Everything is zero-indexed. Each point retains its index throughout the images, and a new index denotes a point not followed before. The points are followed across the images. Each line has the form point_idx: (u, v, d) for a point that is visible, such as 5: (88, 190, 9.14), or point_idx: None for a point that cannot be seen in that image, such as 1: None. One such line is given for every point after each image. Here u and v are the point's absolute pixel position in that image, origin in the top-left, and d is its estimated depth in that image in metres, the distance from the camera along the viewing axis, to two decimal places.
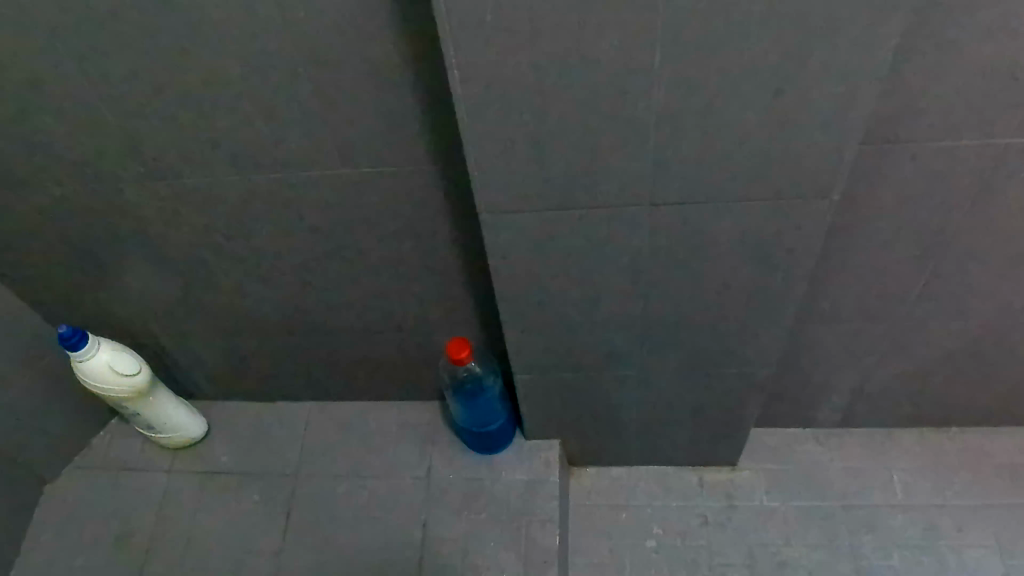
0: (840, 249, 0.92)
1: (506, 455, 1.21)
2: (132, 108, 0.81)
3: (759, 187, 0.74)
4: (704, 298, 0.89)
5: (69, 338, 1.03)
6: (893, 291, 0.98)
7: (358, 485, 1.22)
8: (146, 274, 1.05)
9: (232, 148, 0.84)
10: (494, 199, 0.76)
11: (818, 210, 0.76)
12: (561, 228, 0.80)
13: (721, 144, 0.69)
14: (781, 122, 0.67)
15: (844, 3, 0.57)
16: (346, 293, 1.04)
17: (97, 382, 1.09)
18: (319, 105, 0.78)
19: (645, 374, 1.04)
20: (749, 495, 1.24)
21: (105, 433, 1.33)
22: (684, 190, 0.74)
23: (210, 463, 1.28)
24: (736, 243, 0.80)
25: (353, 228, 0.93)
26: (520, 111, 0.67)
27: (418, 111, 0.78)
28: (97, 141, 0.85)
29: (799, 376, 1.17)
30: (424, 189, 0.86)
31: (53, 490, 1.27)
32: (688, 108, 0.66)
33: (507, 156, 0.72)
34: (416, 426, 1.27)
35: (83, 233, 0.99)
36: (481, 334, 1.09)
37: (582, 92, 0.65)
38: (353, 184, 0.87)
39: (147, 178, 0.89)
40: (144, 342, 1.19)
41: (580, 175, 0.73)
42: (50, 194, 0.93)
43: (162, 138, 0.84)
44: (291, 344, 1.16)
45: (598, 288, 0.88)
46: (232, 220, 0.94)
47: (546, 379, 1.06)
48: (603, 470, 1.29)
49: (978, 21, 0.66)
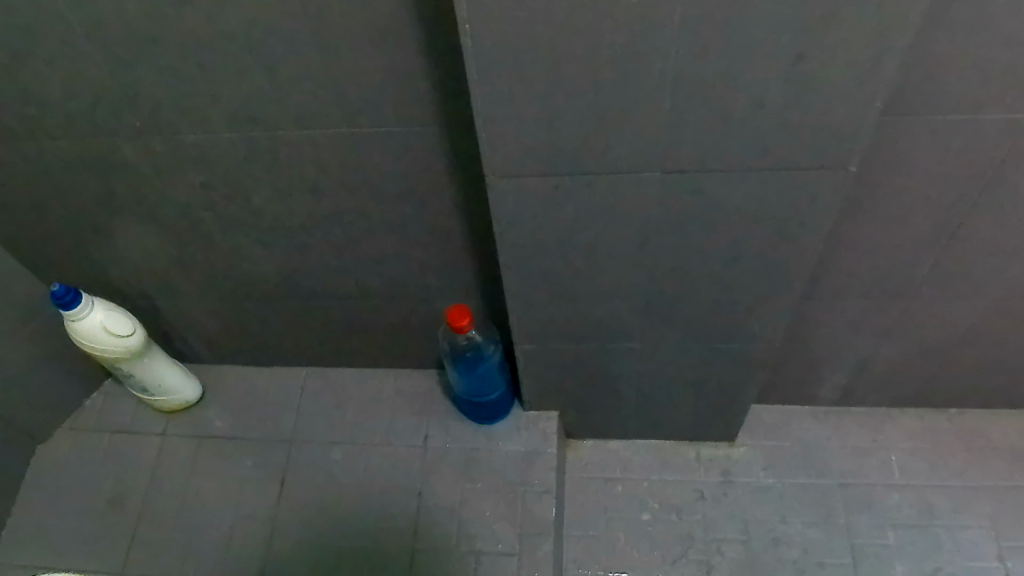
0: (854, 223, 0.91)
1: (503, 425, 1.19)
2: (127, 58, 0.77)
3: (776, 156, 0.72)
4: (714, 270, 0.87)
5: (62, 297, 1.00)
6: (902, 269, 0.97)
7: (354, 452, 1.21)
8: (142, 233, 1.02)
9: (232, 103, 0.81)
10: (504, 163, 0.74)
11: (836, 183, 0.74)
12: (571, 195, 0.78)
13: (740, 110, 0.67)
14: (803, 89, 0.64)
15: None
16: (345, 257, 1.02)
17: (90, 343, 1.06)
18: (323, 60, 0.75)
19: (648, 346, 1.03)
20: (746, 471, 1.24)
21: (98, 394, 1.31)
22: (701, 158, 0.72)
23: (205, 426, 1.26)
24: (752, 214, 0.79)
25: (355, 189, 0.90)
26: (536, 70, 0.64)
27: (426, 67, 0.74)
28: (91, 93, 0.82)
29: (801, 352, 1.16)
30: (430, 149, 0.84)
31: (44, 451, 1.25)
32: (707, 72, 0.63)
33: (521, 119, 0.69)
34: (413, 393, 1.25)
35: (77, 188, 0.95)
36: (481, 303, 1.07)
37: (597, 52, 0.63)
38: (356, 145, 0.84)
39: (144, 133, 0.86)
40: (138, 303, 1.16)
41: (594, 139, 0.71)
42: (42, 148, 0.90)
43: (159, 91, 0.80)
44: (288, 308, 1.14)
45: (605, 258, 0.86)
46: (230, 180, 0.91)
47: (546, 350, 1.05)
48: (600, 442, 1.29)
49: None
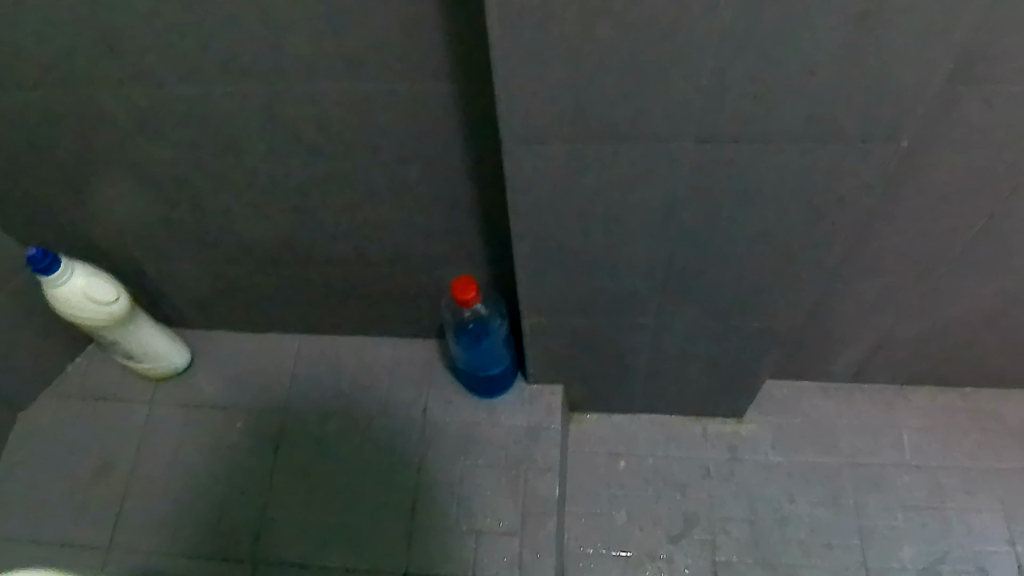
0: (888, 197, 0.85)
1: (506, 398, 1.15)
2: (105, 1, 0.69)
3: (822, 127, 0.65)
4: (740, 245, 0.82)
5: (40, 261, 0.93)
6: (934, 246, 0.92)
7: (350, 423, 1.16)
8: (125, 192, 0.95)
9: (223, 53, 0.73)
10: (522, 126, 0.68)
11: (882, 156, 0.68)
12: (594, 162, 0.72)
13: (789, 75, 0.60)
14: (861, 52, 0.58)
15: None
16: (344, 221, 0.95)
17: (70, 309, 1.00)
18: (325, 6, 0.67)
19: (662, 321, 0.98)
20: (754, 448, 1.21)
21: (81, 358, 1.25)
22: (739, 126, 0.66)
23: (194, 394, 1.21)
24: (787, 188, 0.73)
25: (356, 149, 0.83)
26: (565, 24, 0.58)
27: (439, 17, 0.67)
28: (66, 39, 0.74)
29: (818, 327, 1.12)
30: (440, 108, 0.77)
31: (26, 417, 1.20)
32: (757, 31, 0.57)
33: (545, 78, 0.63)
34: (412, 363, 1.20)
35: (53, 143, 0.88)
36: (488, 272, 1.02)
37: (636, 5, 0.56)
38: (359, 101, 0.77)
39: (126, 85, 0.79)
40: (122, 265, 1.09)
41: (624, 102, 0.64)
42: (14, 99, 0.82)
43: (141, 38, 0.73)
44: (282, 272, 1.08)
45: (626, 229, 0.81)
46: (221, 137, 0.84)
47: (555, 322, 1.00)
48: (604, 416, 1.24)
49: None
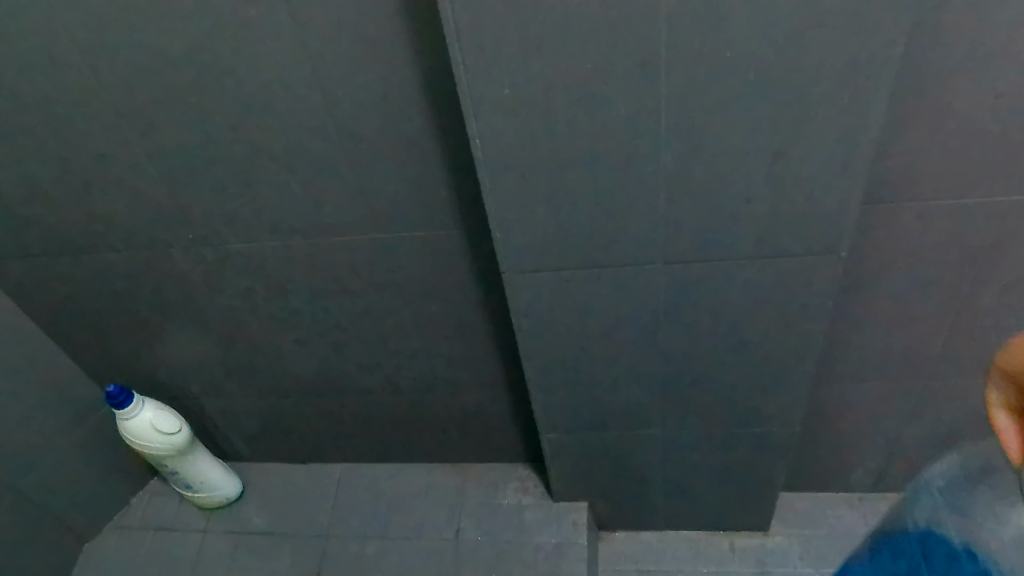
0: (858, 311, 0.92)
1: (546, 538, 1.19)
2: (182, 178, 0.86)
3: (767, 245, 0.76)
4: (722, 356, 0.90)
5: (116, 396, 1.07)
6: (917, 352, 0.96)
7: (386, 546, 1.23)
8: (189, 338, 1.08)
9: (274, 214, 0.88)
10: (519, 261, 0.81)
11: (830, 264, 0.77)
12: (584, 288, 0.83)
13: (726, 196, 0.72)
14: (783, 184, 0.70)
15: (828, 72, 0.61)
16: (378, 355, 1.07)
17: (140, 440, 1.13)
18: (355, 176, 0.83)
19: (671, 436, 1.04)
20: (782, 560, 1.19)
21: (144, 493, 1.35)
22: (702, 240, 0.76)
23: (244, 523, 1.29)
24: (749, 300, 0.82)
25: (384, 290, 0.97)
26: (542, 176, 0.72)
27: (446, 180, 0.82)
28: (151, 211, 0.90)
29: (828, 440, 1.13)
30: (453, 252, 0.90)
31: (91, 549, 1.29)
32: (690, 174, 0.70)
33: (533, 220, 0.76)
34: (444, 487, 1.28)
35: (132, 297, 1.03)
36: (508, 395, 1.12)
37: (584, 164, 0.70)
38: (386, 248, 0.91)
39: (195, 245, 0.94)
40: (185, 404, 1.22)
41: (600, 233, 0.77)
42: (105, 261, 0.98)
43: (209, 206, 0.89)
44: (323, 405, 1.19)
45: (617, 346, 0.90)
46: (272, 284, 0.97)
47: (572, 440, 1.07)
48: (632, 534, 1.26)
49: (980, 68, 0.67)
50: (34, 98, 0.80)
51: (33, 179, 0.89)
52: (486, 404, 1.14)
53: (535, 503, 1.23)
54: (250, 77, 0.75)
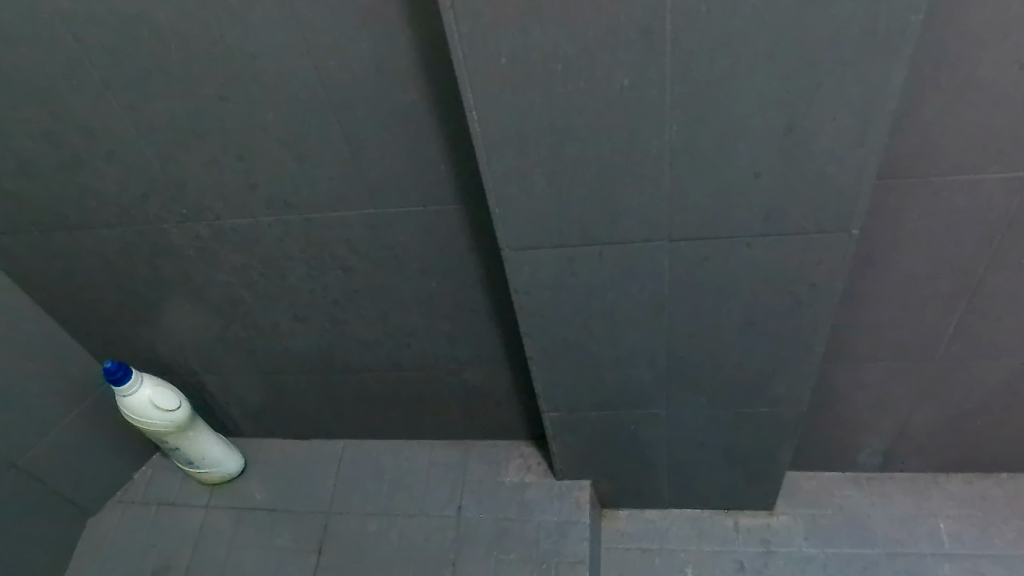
0: (868, 290, 0.89)
1: (548, 516, 1.18)
2: (172, 152, 0.84)
3: (775, 222, 0.73)
4: (727, 335, 0.88)
5: (114, 373, 1.06)
6: (929, 331, 0.93)
7: (388, 523, 1.23)
8: (187, 314, 1.07)
9: (269, 190, 0.86)
10: (519, 237, 0.78)
11: (840, 242, 0.75)
12: (585, 265, 0.81)
13: (733, 170, 0.69)
14: (793, 158, 0.67)
15: (842, 40, 0.58)
16: (377, 332, 1.06)
17: (139, 417, 1.12)
18: (350, 148, 0.80)
19: (675, 415, 1.02)
20: (787, 540, 1.18)
21: (146, 468, 1.35)
22: (708, 216, 0.74)
23: (246, 499, 1.29)
24: (756, 278, 0.80)
25: (383, 266, 0.95)
26: (542, 150, 0.69)
27: (443, 154, 0.80)
28: (143, 186, 0.88)
29: (835, 420, 1.11)
30: (452, 227, 0.88)
31: (95, 524, 1.29)
32: (696, 147, 0.67)
33: (532, 194, 0.74)
34: (446, 465, 1.27)
35: (128, 273, 1.01)
36: (509, 372, 1.10)
37: (585, 136, 0.68)
38: (383, 223, 0.89)
39: (190, 221, 0.92)
40: (184, 381, 1.21)
41: (602, 209, 0.74)
42: (99, 237, 0.96)
43: (202, 181, 0.86)
44: (323, 382, 1.17)
45: (620, 325, 0.88)
46: (269, 260, 0.96)
47: (574, 419, 1.05)
48: (636, 513, 1.25)
49: (1004, 37, 0.63)
50: (19, 70, 0.78)
51: (23, 154, 0.87)
52: (487, 382, 1.13)
53: (538, 481, 1.22)
54: (239, 47, 0.72)
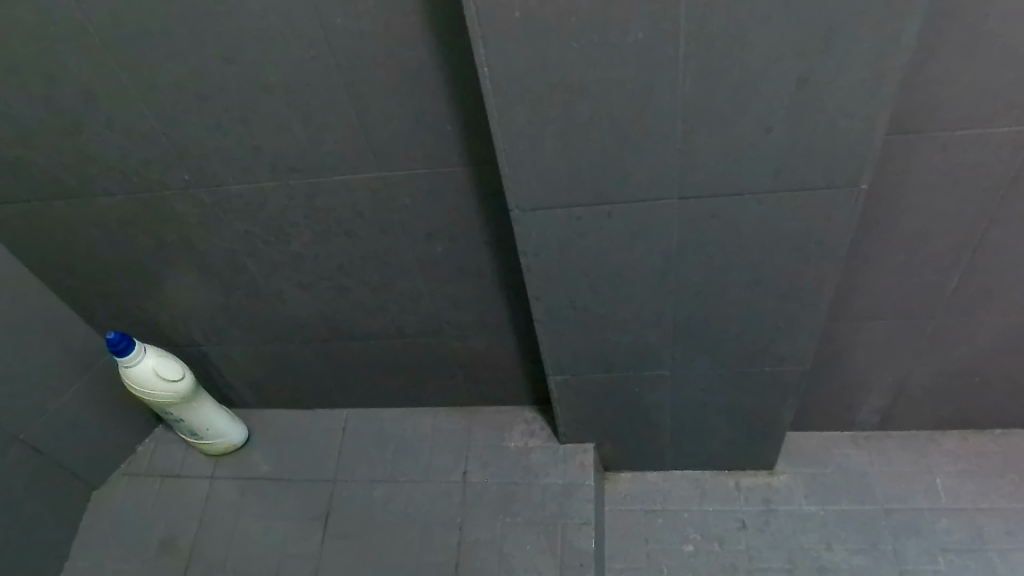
0: (873, 247, 0.90)
1: (553, 479, 1.20)
2: (175, 116, 0.82)
3: (785, 178, 0.74)
4: (734, 294, 0.88)
5: (117, 344, 1.06)
6: (931, 288, 0.94)
7: (394, 489, 1.23)
8: (189, 283, 1.06)
9: (273, 153, 0.85)
10: (529, 197, 0.78)
11: (848, 198, 0.75)
12: (594, 224, 0.81)
13: (745, 125, 0.69)
14: (805, 112, 0.67)
15: None
16: (381, 298, 1.06)
17: (143, 388, 1.12)
18: (356, 110, 0.79)
19: (679, 376, 1.03)
20: (788, 498, 1.20)
21: (149, 440, 1.35)
22: (718, 173, 0.74)
23: (251, 468, 1.29)
24: (764, 236, 0.80)
25: (388, 231, 0.94)
26: (553, 107, 0.69)
27: (451, 114, 0.79)
28: (144, 152, 0.87)
29: (836, 378, 1.12)
30: (458, 190, 0.88)
31: (100, 496, 1.29)
32: (708, 103, 0.67)
33: (542, 153, 0.73)
34: (450, 431, 1.28)
35: (129, 241, 1.00)
36: (514, 337, 1.10)
37: (596, 92, 0.67)
38: (389, 186, 0.88)
39: (192, 186, 0.91)
40: (187, 351, 1.20)
41: (611, 167, 0.74)
42: (100, 204, 0.95)
43: (204, 146, 0.85)
44: (326, 350, 1.17)
45: (628, 286, 0.88)
46: (272, 226, 0.95)
47: (580, 381, 1.06)
48: (638, 475, 1.26)
49: None
50: (15, 33, 0.76)
51: (20, 119, 0.85)
52: (492, 347, 1.13)
53: (542, 445, 1.23)
54: (242, 6, 0.71)
